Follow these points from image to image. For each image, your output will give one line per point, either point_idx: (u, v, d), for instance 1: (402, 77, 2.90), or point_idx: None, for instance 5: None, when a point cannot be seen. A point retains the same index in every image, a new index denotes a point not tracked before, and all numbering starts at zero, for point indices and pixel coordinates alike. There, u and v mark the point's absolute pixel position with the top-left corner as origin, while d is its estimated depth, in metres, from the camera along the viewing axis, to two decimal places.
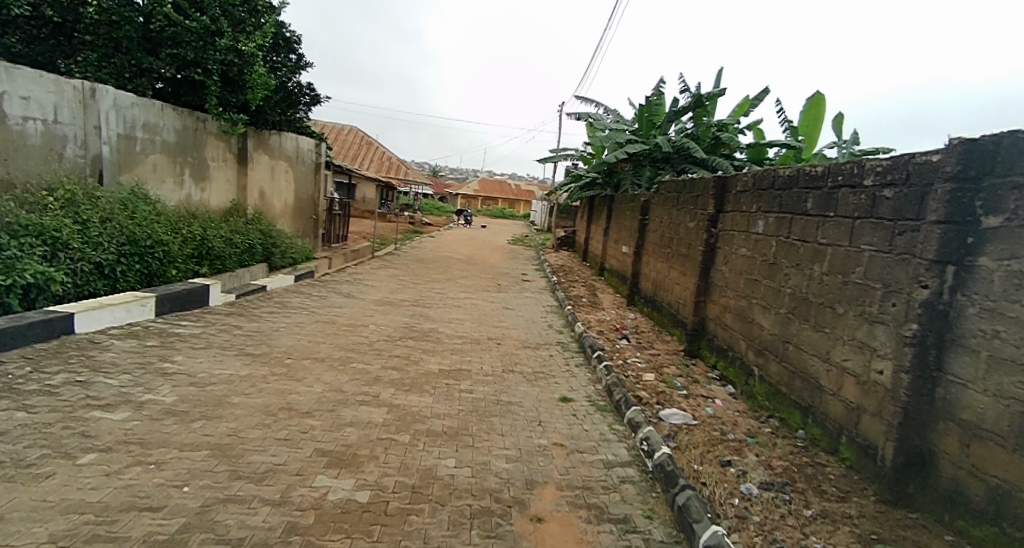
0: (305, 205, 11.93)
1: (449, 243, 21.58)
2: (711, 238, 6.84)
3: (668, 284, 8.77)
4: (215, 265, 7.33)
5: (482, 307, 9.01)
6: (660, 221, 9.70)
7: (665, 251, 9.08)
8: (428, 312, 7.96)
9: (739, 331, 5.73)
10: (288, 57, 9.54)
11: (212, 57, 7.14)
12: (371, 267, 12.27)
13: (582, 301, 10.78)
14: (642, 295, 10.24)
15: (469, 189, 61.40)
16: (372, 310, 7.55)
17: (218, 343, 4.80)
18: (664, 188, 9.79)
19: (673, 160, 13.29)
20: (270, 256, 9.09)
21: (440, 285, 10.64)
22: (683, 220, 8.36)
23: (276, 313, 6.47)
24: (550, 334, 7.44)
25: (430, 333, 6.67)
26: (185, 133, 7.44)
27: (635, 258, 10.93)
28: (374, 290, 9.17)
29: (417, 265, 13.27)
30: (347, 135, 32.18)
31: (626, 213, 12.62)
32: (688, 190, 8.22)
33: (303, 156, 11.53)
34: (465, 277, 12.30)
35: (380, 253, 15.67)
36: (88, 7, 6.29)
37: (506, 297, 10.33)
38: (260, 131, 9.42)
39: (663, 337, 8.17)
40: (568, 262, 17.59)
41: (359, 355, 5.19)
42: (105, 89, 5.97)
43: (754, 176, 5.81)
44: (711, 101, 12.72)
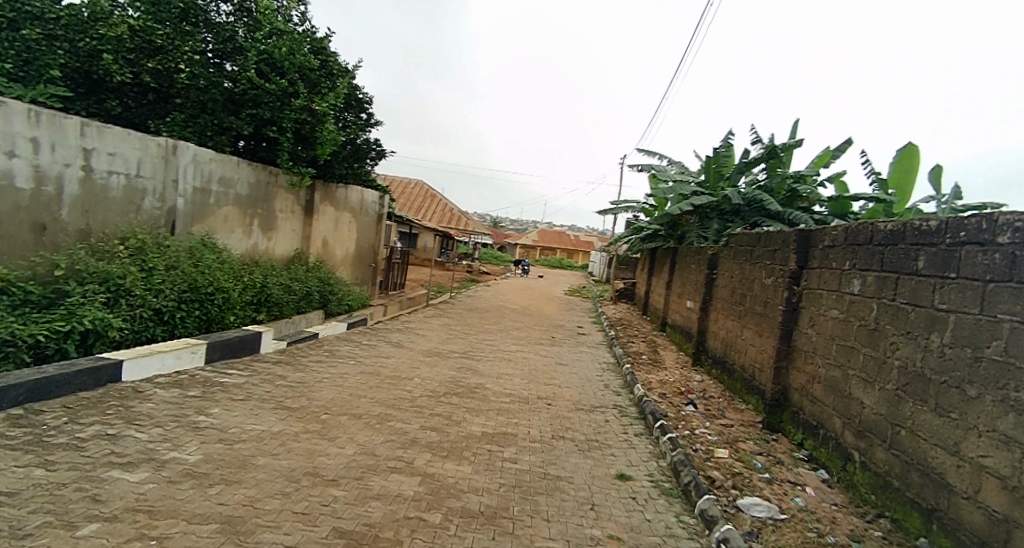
0: (366, 253, 12.17)
1: (506, 293, 21.41)
2: (793, 297, 6.16)
3: (740, 345, 7.96)
4: (273, 312, 7.38)
5: (534, 362, 8.54)
6: (730, 275, 8.99)
7: (737, 307, 8.34)
8: (477, 366, 7.60)
9: (834, 406, 5.01)
10: (360, 116, 9.81)
11: (288, 116, 7.17)
12: (425, 315, 12.18)
13: (642, 358, 10.06)
14: (709, 354, 9.40)
15: (529, 240, 61.95)
16: (419, 362, 7.30)
17: (257, 395, 4.64)
18: (735, 241, 9.17)
19: (743, 213, 12.61)
20: (327, 303, 9.16)
21: (493, 337, 10.30)
22: (758, 276, 7.67)
23: (323, 362, 6.33)
24: (607, 395, 6.83)
25: (476, 390, 6.27)
26: (260, 185, 7.62)
27: (702, 314, 10.15)
28: (424, 340, 8.97)
29: (472, 315, 13.05)
30: (412, 189, 33.56)
31: (692, 266, 11.90)
32: (766, 244, 7.55)
33: (367, 207, 11.87)
34: (518, 329, 11.92)
35: (436, 302, 15.67)
36: (180, 72, 6.48)
37: (560, 352, 9.80)
38: (328, 184, 9.69)
39: (735, 403, 7.32)
40: (628, 316, 16.84)
41: (399, 413, 4.86)
42: (186, 146, 6.11)
43: (846, 230, 5.29)
44: (786, 153, 12.16)
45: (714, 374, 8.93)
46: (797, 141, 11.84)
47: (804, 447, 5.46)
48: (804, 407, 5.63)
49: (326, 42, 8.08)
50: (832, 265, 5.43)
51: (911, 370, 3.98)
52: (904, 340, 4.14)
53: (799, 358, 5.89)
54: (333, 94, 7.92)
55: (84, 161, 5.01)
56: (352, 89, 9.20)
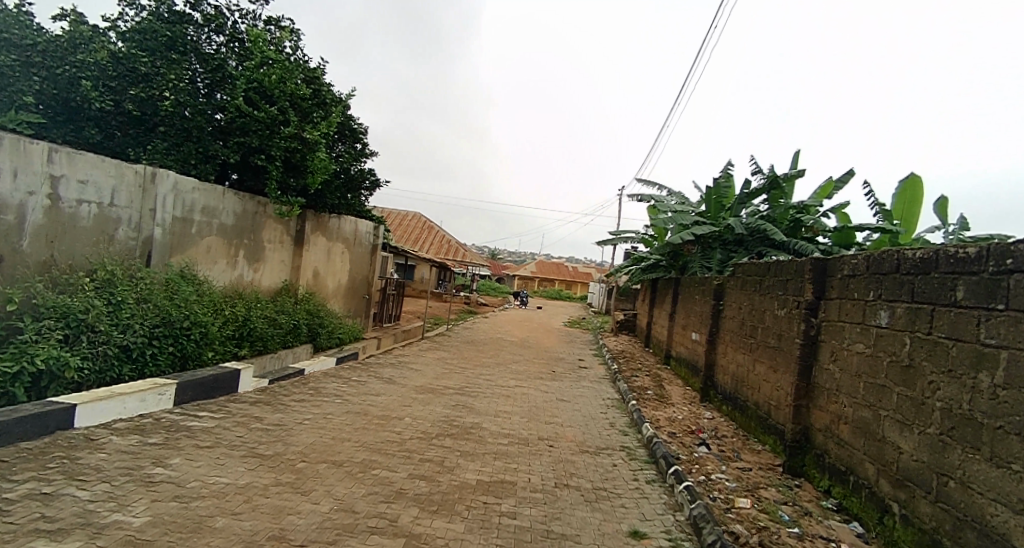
0: (359, 284, 11.79)
1: (504, 324, 20.94)
2: (811, 330, 5.78)
3: (753, 379, 7.50)
4: (257, 346, 6.94)
5: (534, 399, 8.05)
6: (739, 306, 8.59)
7: (747, 340, 7.92)
8: (473, 403, 7.11)
9: (866, 450, 4.58)
10: (354, 146, 9.58)
11: (277, 145, 6.92)
12: (420, 348, 11.70)
13: (647, 393, 9.56)
14: (719, 390, 8.91)
15: (527, 271, 61.73)
16: (412, 399, 6.81)
17: (228, 440, 4.18)
18: (742, 271, 8.81)
19: (747, 243, 12.30)
20: (316, 336, 8.75)
21: (490, 371, 9.81)
22: (769, 307, 7.29)
23: (306, 401, 5.86)
24: (613, 436, 6.34)
25: (472, 430, 5.79)
26: (247, 215, 7.30)
27: (708, 347, 9.72)
28: (418, 375, 8.48)
29: (469, 348, 12.58)
30: (410, 221, 33.47)
31: (696, 297, 11.53)
32: (776, 273, 7.20)
33: (361, 238, 11.55)
34: (517, 362, 11.43)
35: (431, 334, 15.19)
36: (165, 100, 6.15)
37: (562, 387, 9.31)
38: (320, 214, 9.40)
39: (751, 444, 6.82)
40: (630, 348, 16.35)
41: (385, 458, 4.38)
42: (166, 173, 5.80)
43: (868, 258, 4.94)
44: (789, 183, 11.98)
45: (725, 411, 8.42)
46: (799, 170, 11.66)
47: (831, 495, 4.97)
48: (831, 450, 5.16)
49: (320, 71, 7.82)
50: (856, 296, 5.04)
51: (957, 412, 3.58)
52: (945, 379, 3.74)
53: (822, 396, 5.45)
54: (325, 123, 7.73)
55: (50, 190, 4.68)
56: (346, 119, 9.00)
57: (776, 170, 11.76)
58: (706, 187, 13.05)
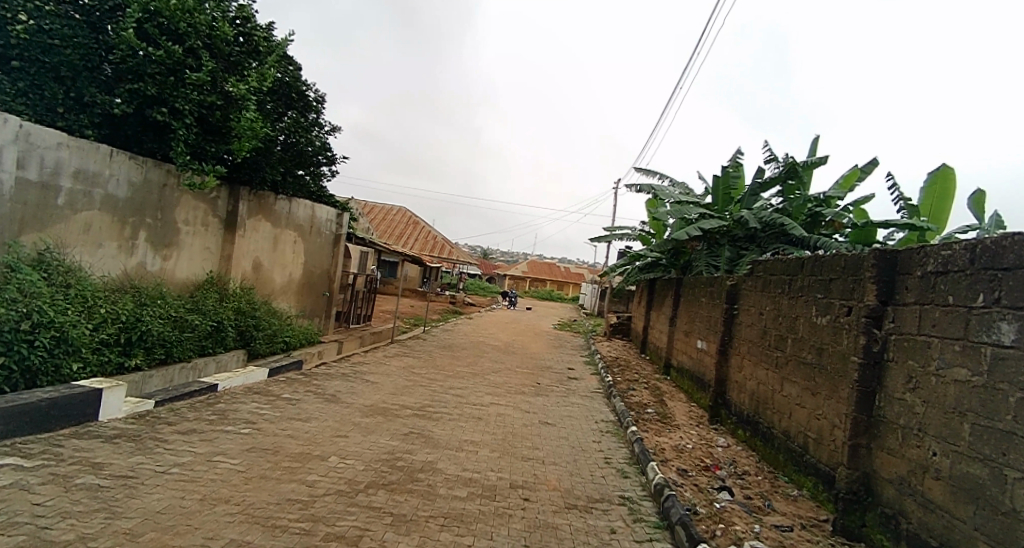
0: (315, 280, 10.20)
1: (488, 326, 19.44)
2: (875, 347, 4.35)
3: (783, 403, 6.06)
4: (154, 355, 5.41)
5: (510, 421, 6.57)
6: (760, 312, 7.16)
7: (774, 353, 6.49)
8: (431, 430, 5.60)
9: (979, 524, 3.13)
10: (303, 118, 8.08)
11: (183, 96, 5.41)
12: (385, 354, 10.18)
13: (648, 414, 8.11)
14: (736, 412, 7.45)
15: (518, 270, 60.32)
16: (351, 426, 5.28)
17: (7, 514, 2.65)
18: (763, 269, 7.40)
19: (758, 239, 10.90)
20: (251, 341, 7.23)
21: (463, 384, 8.31)
22: (805, 313, 5.86)
23: (196, 432, 4.32)
24: (608, 478, 4.87)
25: (421, 474, 4.27)
26: (149, 188, 5.76)
27: (719, 359, 8.31)
28: (370, 390, 6.95)
29: (443, 354, 11.06)
30: (394, 216, 31.89)
31: (703, 300, 10.11)
32: (813, 272, 5.78)
33: (319, 226, 10.01)
34: (497, 372, 9.93)
35: (405, 337, 13.67)
36: (18, 25, 4.70)
37: (547, 404, 7.83)
38: (261, 194, 7.85)
39: (783, 487, 5.37)
40: (625, 355, 14.92)
41: (266, 542, 2.85)
42: (7, 119, 4.30)
43: (970, 248, 3.51)
44: (808, 171, 10.55)
45: (744, 439, 6.98)
46: (819, 159, 10.30)
47: None
48: (912, 513, 3.71)
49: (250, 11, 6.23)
50: (953, 302, 3.60)
51: None
52: None
53: (894, 437, 4.01)
54: (257, 76, 6.23)
55: None
56: (291, 79, 7.49)
57: (793, 156, 10.38)
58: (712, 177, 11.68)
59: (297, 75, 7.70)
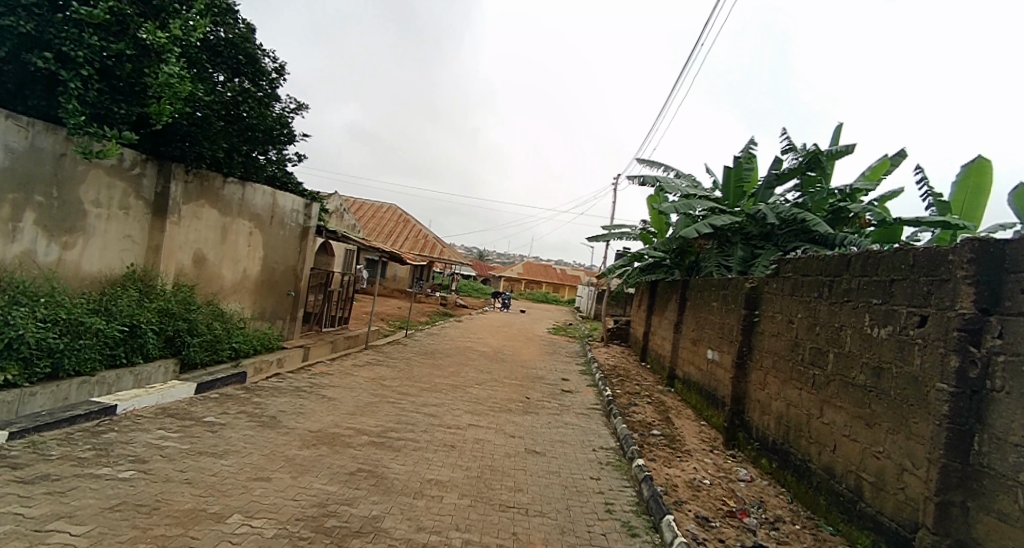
0: (277, 279, 9.01)
1: (477, 330, 18.29)
2: (975, 371, 3.23)
3: (825, 432, 4.94)
4: (32, 368, 4.24)
5: (491, 450, 5.40)
6: (790, 320, 6.02)
7: (811, 371, 5.37)
8: (387, 466, 4.43)
9: None
10: (254, 90, 6.90)
11: (74, 38, 4.30)
12: (356, 362, 9.01)
13: (653, 438, 6.95)
14: (761, 439, 6.30)
15: (513, 271, 59.18)
16: (280, 462, 4.11)
17: None
18: (791, 269, 6.27)
19: (775, 237, 9.78)
20: (182, 348, 6.05)
21: (439, 400, 7.13)
22: (856, 323, 4.73)
23: (47, 480, 3.15)
24: (611, 538, 3.71)
25: (357, 541, 3.09)
26: (38, 158, 4.61)
27: (736, 373, 7.19)
28: (323, 409, 5.77)
29: (423, 362, 9.90)
30: (384, 213, 30.68)
31: (715, 305, 8.97)
32: (867, 272, 4.65)
33: (281, 217, 8.82)
34: (480, 384, 8.75)
35: (384, 342, 12.51)
36: None
37: (535, 426, 6.64)
38: (203, 175, 6.68)
39: (831, 542, 4.25)
40: (623, 363, 13.80)
41: None
42: None
43: None
44: (831, 161, 9.45)
45: (769, 472, 5.85)
46: (844, 147, 9.21)
47: None
48: None
49: None
50: None
51: None
52: None
53: (1010, 498, 2.89)
54: (184, 25, 5.06)
55: None
56: (237, 39, 6.31)
57: (815, 144, 9.29)
58: (723, 168, 10.60)
59: (247, 35, 6.54)
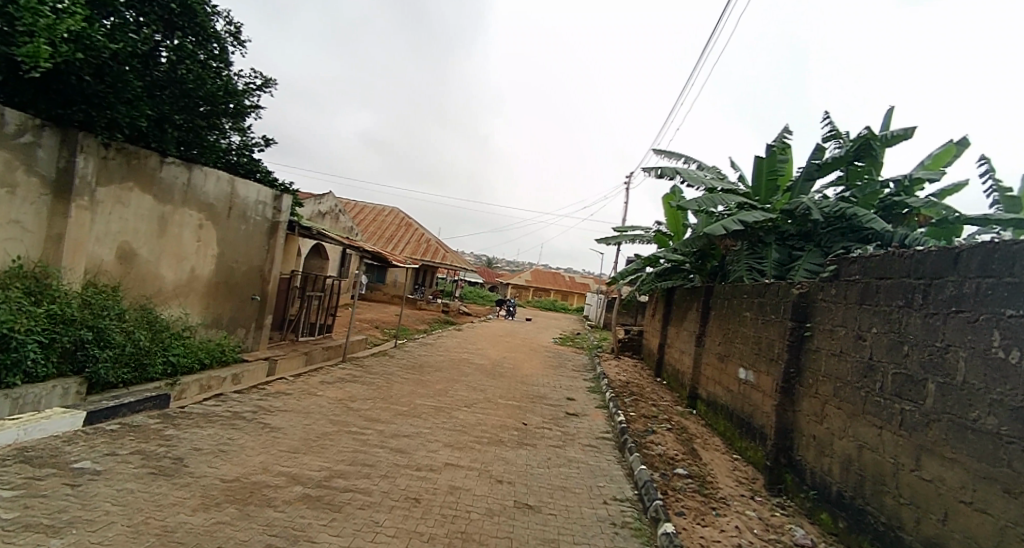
0: (237, 281, 7.74)
1: (478, 340, 16.97)
2: None
3: (929, 492, 3.56)
4: None
5: (469, 504, 4.06)
6: (861, 337, 4.65)
7: (899, 406, 4.00)
8: (312, 540, 3.10)
9: None
10: (196, 50, 5.71)
11: None
12: (326, 377, 7.72)
13: (679, 480, 5.55)
14: (821, 488, 4.90)
15: (521, 279, 57.75)
16: (149, 539, 2.80)
17: None
18: (859, 270, 4.89)
19: (816, 236, 8.38)
20: (86, 363, 4.81)
21: (414, 429, 5.81)
22: (976, 342, 3.36)
23: None
24: None
25: None
26: None
27: (781, 401, 5.81)
28: (255, 446, 4.46)
29: (407, 378, 8.59)
30: (386, 216, 29.54)
31: (748, 316, 7.59)
32: (994, 271, 3.29)
33: (243, 210, 7.58)
34: (470, 406, 7.41)
35: (369, 354, 11.22)
36: None
37: (531, 466, 5.27)
38: (129, 150, 5.47)
39: None
40: (637, 378, 12.40)
41: None
42: None
43: None
44: (884, 147, 8.09)
45: (836, 534, 4.46)
46: (903, 131, 7.90)
47: None
48: None
49: None
50: None
51: None
52: None
53: None
54: None
55: None
56: None
57: (868, 127, 7.96)
58: (754, 158, 9.29)
59: None
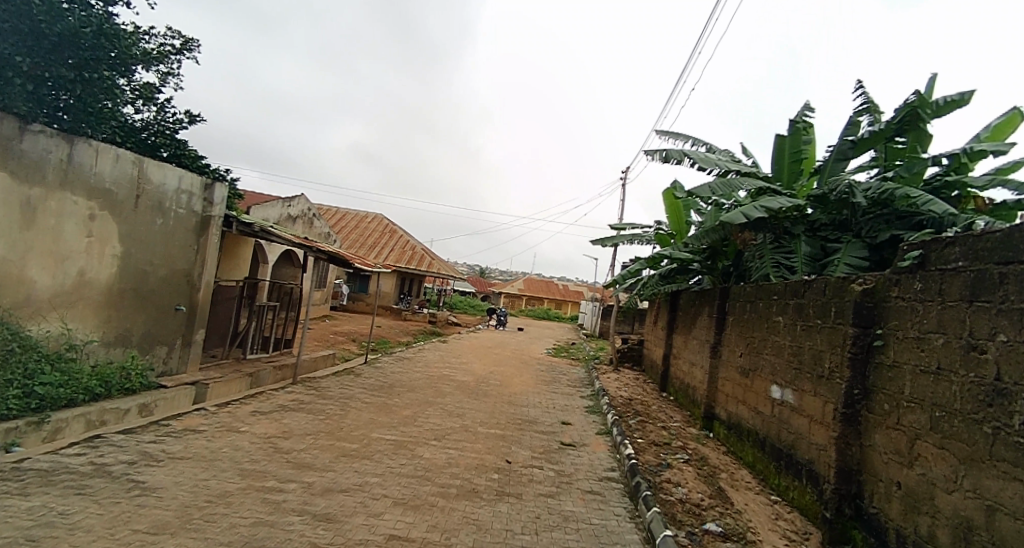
0: (153, 289, 6.26)
1: (464, 353, 15.48)
2: None
3: None
4: None
5: None
6: (977, 348, 3.29)
7: None
8: None
9: None
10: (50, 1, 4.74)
11: None
12: (264, 405, 6.23)
13: (714, 544, 4.12)
14: None
15: (514, 287, 56.29)
16: None
17: None
18: (962, 254, 3.54)
19: (854, 226, 7.05)
20: None
21: (359, 480, 4.33)
22: None
23: None
24: None
25: None
26: None
27: (843, 433, 4.45)
28: (94, 526, 2.98)
29: (368, 404, 7.12)
30: (370, 223, 28.08)
31: (783, 322, 6.20)
32: None
33: (160, 200, 6.15)
34: (441, 439, 5.94)
35: (334, 372, 9.74)
36: None
37: (513, 533, 3.81)
38: None
39: None
40: (641, 394, 10.97)
41: None
42: None
43: None
44: (934, 116, 6.73)
45: None
46: (959, 97, 6.48)
47: None
48: None
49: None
50: None
51: None
52: None
53: None
54: None
55: None
56: None
57: (914, 93, 6.63)
58: (774, 138, 7.97)
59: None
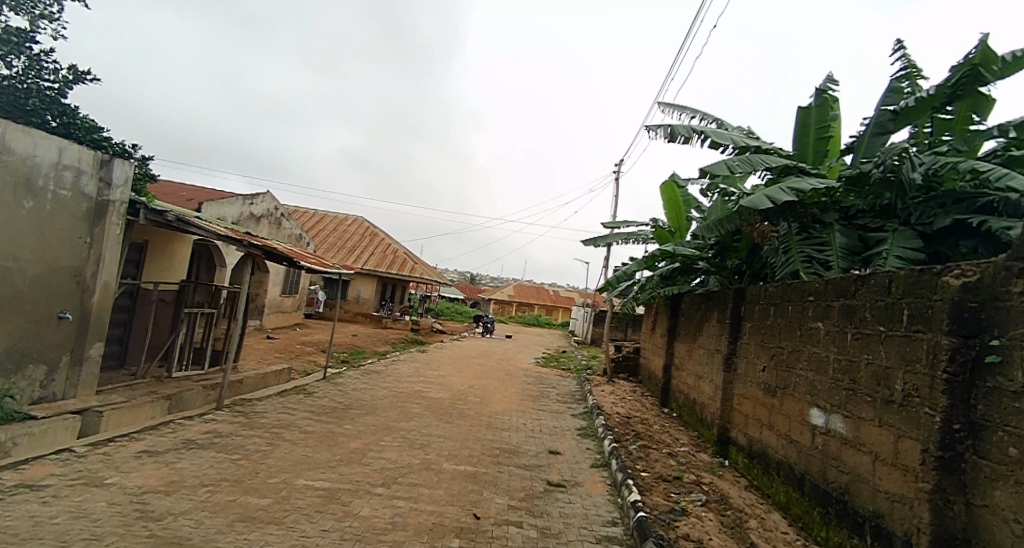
0: (22, 291, 4.87)
1: (445, 364, 14.10)
2: None
3: None
4: None
5: None
6: None
7: None
8: None
9: None
10: None
11: None
12: (163, 442, 4.81)
13: None
14: None
15: (504, 293, 54.93)
16: None
17: None
18: None
19: (901, 211, 5.81)
20: None
21: None
22: None
23: None
24: None
25: None
26: None
27: (940, 485, 3.17)
28: None
29: (308, 435, 5.72)
30: (350, 226, 26.64)
31: (824, 329, 4.93)
32: None
33: (27, 175, 4.79)
34: (390, 485, 4.56)
35: (283, 391, 8.30)
36: None
37: None
38: None
39: None
40: (641, 411, 9.65)
41: None
42: None
43: None
44: (998, 76, 5.55)
45: None
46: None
47: None
48: None
49: None
50: None
51: None
52: None
53: None
54: None
55: None
56: None
57: (976, 47, 5.45)
58: (797, 111, 6.76)
59: None
